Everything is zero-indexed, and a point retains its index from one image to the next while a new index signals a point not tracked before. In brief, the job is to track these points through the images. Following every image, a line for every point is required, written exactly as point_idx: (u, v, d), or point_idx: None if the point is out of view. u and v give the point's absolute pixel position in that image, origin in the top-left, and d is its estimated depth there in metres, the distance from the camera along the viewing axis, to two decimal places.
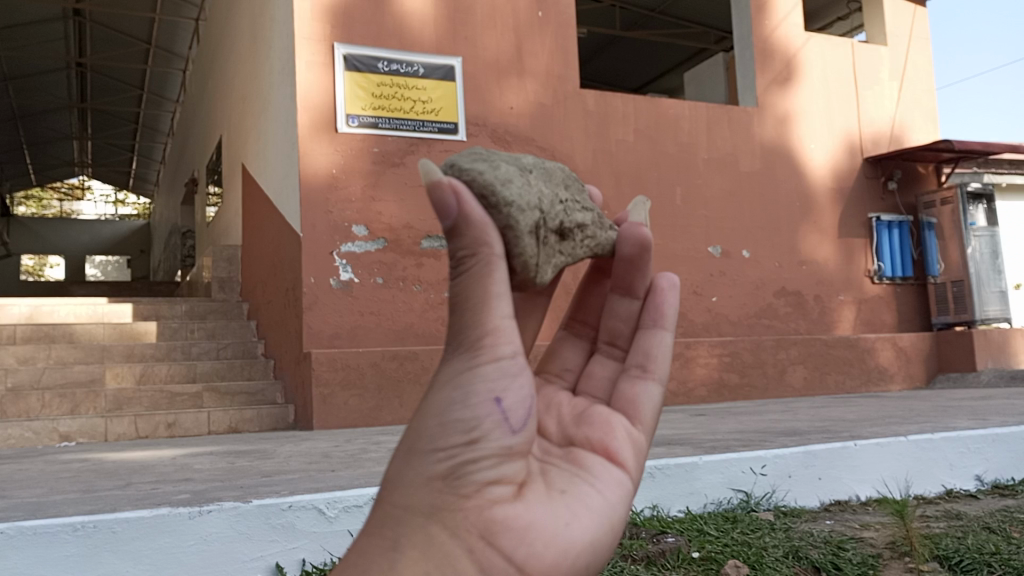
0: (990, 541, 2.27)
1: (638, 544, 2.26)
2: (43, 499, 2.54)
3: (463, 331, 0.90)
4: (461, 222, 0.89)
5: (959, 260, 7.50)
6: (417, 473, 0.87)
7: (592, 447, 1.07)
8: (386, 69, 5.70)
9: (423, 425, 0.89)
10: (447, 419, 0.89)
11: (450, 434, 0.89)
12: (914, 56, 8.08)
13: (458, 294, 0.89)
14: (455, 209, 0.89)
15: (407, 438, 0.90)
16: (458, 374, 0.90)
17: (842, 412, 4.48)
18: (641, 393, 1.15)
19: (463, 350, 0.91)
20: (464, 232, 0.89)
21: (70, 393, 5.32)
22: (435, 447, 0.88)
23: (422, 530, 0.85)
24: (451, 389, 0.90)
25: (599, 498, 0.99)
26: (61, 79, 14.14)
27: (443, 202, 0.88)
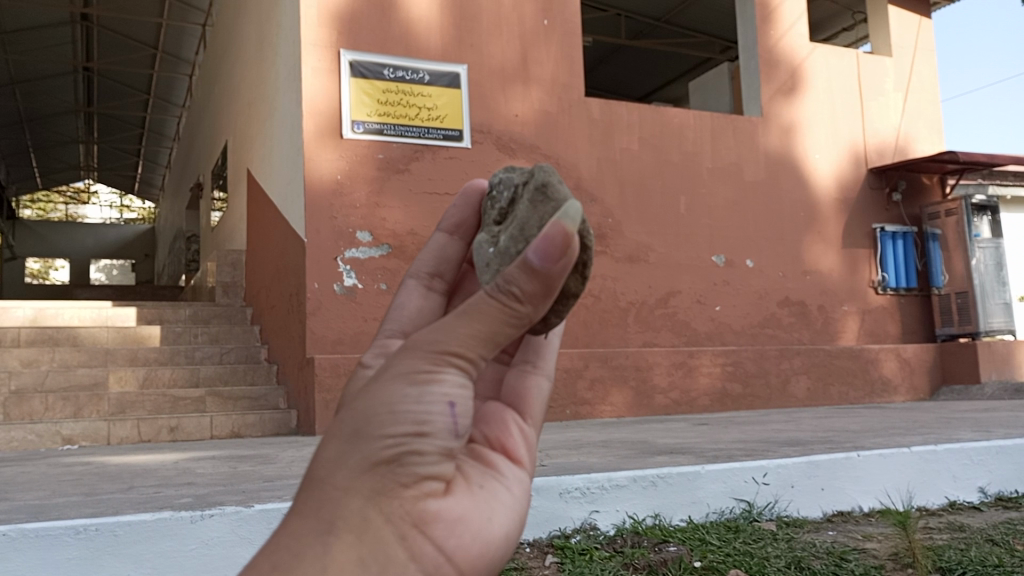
0: (993, 553, 2.26)
1: (640, 553, 2.28)
2: (46, 501, 2.55)
3: (451, 344, 0.81)
4: (543, 270, 0.81)
5: (963, 272, 7.51)
6: (361, 457, 0.80)
7: (490, 444, 0.96)
8: (392, 75, 5.72)
9: (369, 408, 0.80)
10: (399, 409, 0.80)
11: (398, 422, 0.80)
12: (919, 67, 8.09)
13: (474, 313, 0.81)
14: (546, 264, 0.80)
15: (352, 418, 0.81)
16: (422, 372, 0.81)
17: (846, 423, 4.47)
18: (532, 387, 1.05)
19: (432, 349, 0.82)
20: (531, 281, 0.81)
21: (73, 397, 5.32)
22: (383, 436, 0.80)
23: (360, 516, 0.78)
24: (407, 383, 0.81)
25: (514, 495, 0.93)
26: (68, 83, 14.21)
27: (549, 251, 0.80)
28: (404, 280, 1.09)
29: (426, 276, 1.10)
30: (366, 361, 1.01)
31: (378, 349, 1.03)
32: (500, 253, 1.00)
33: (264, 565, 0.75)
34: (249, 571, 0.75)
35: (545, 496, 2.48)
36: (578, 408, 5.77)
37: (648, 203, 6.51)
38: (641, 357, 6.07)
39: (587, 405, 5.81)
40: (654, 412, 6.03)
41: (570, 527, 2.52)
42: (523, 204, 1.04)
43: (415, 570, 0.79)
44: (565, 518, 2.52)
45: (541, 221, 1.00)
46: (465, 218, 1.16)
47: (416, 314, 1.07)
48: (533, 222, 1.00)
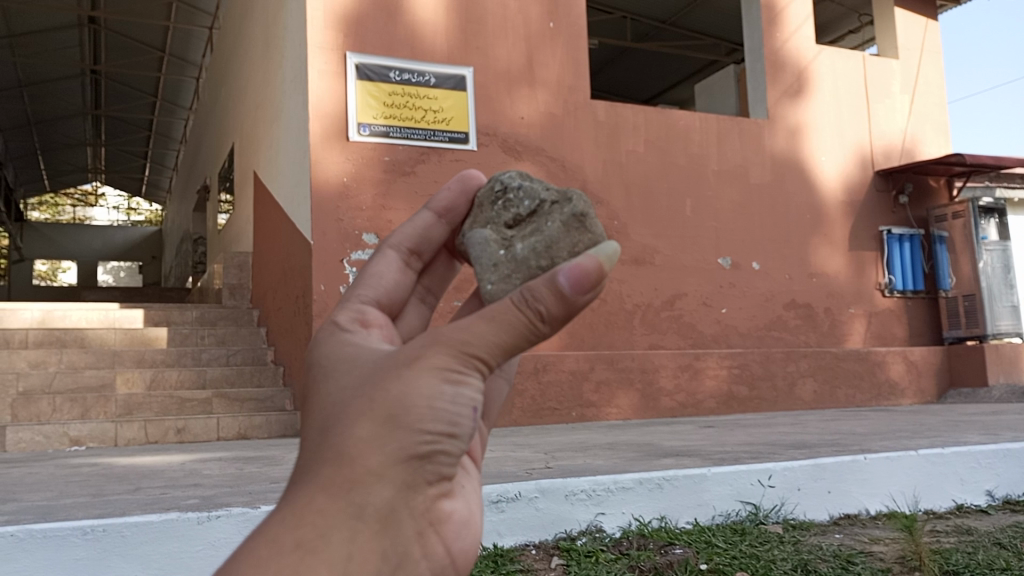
0: (1000, 557, 2.25)
1: (645, 555, 2.28)
2: (54, 502, 2.55)
3: (483, 348, 0.79)
4: (570, 298, 0.80)
5: (971, 275, 7.49)
6: (397, 449, 0.77)
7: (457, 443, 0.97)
8: (398, 78, 5.73)
9: (407, 400, 0.77)
10: (435, 406, 0.77)
11: (435, 421, 0.78)
12: (926, 70, 8.07)
13: (501, 321, 0.79)
14: (582, 295, 0.80)
15: (386, 404, 0.77)
16: (457, 372, 0.78)
17: (854, 426, 4.45)
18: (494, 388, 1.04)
19: (465, 351, 0.78)
20: (555, 308, 0.79)
21: (81, 398, 5.34)
22: (418, 432, 0.78)
23: (390, 507, 0.78)
24: (443, 380, 0.78)
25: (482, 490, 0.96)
26: (75, 86, 14.27)
27: (586, 284, 0.80)
28: (384, 251, 1.05)
29: (406, 252, 1.06)
30: (345, 326, 0.94)
31: (355, 313, 0.97)
32: (515, 262, 1.02)
33: (289, 542, 0.74)
34: (274, 544, 0.74)
35: (550, 497, 2.48)
36: (584, 410, 5.77)
37: (654, 206, 6.51)
38: (647, 360, 6.07)
39: (593, 408, 5.81)
40: (660, 414, 6.03)
41: (576, 529, 2.52)
42: (552, 222, 1.07)
43: (425, 565, 0.82)
44: (571, 520, 2.52)
45: (570, 249, 1.04)
46: (453, 203, 1.11)
47: (391, 285, 1.03)
48: (563, 250, 1.03)
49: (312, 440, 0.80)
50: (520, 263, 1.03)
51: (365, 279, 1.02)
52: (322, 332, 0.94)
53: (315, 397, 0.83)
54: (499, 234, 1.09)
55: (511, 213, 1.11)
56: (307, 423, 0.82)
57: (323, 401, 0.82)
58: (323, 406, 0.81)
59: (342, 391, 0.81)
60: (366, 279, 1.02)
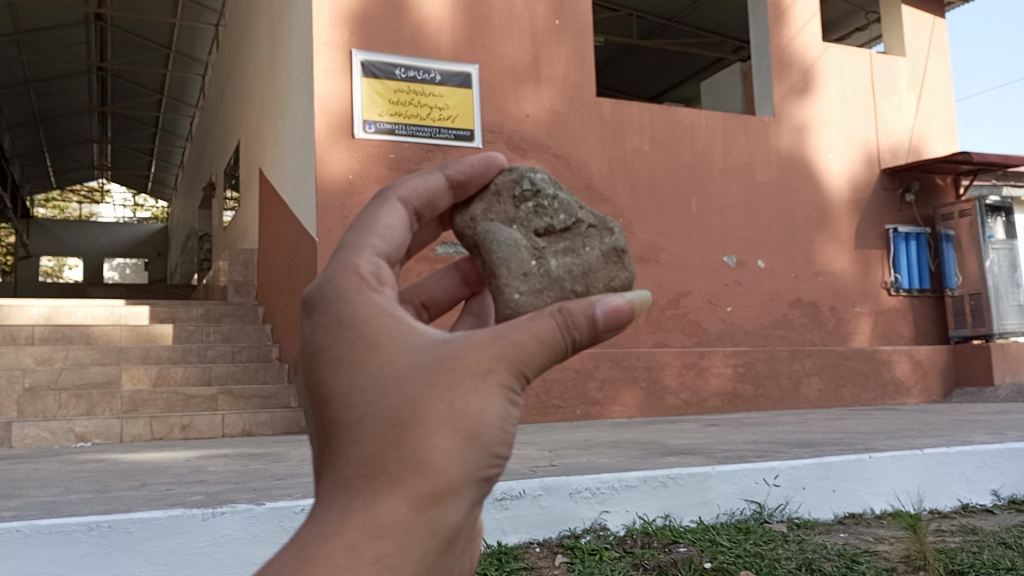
0: (1005, 556, 2.25)
1: (650, 553, 2.28)
2: (59, 498, 2.56)
3: (538, 369, 0.80)
4: (599, 330, 0.85)
5: (977, 273, 7.47)
6: (471, 471, 0.76)
7: None
8: (404, 75, 5.73)
9: (480, 415, 0.76)
10: (500, 426, 0.78)
11: (498, 442, 0.78)
12: (933, 68, 8.04)
13: (551, 342, 0.81)
14: (609, 333, 0.87)
15: (463, 419, 0.76)
16: (518, 390, 0.79)
17: (858, 425, 4.44)
18: None
19: (527, 371, 0.80)
20: (592, 338, 0.84)
21: (86, 394, 5.36)
22: (490, 452, 0.78)
23: (458, 527, 0.76)
24: (509, 400, 0.78)
25: None
26: (82, 82, 14.31)
27: (618, 320, 0.87)
28: (392, 203, 0.94)
29: (410, 210, 0.97)
30: (371, 284, 0.84)
31: (373, 266, 0.86)
32: (550, 282, 1.14)
33: (370, 554, 0.71)
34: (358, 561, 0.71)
35: (552, 495, 2.49)
36: (589, 408, 5.77)
37: (659, 203, 6.50)
38: (651, 358, 6.06)
39: (597, 405, 5.81)
40: (665, 412, 6.02)
41: (579, 527, 2.52)
42: (593, 249, 1.20)
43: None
44: (575, 519, 2.52)
45: (608, 280, 1.18)
46: (466, 177, 1.11)
47: (396, 235, 0.91)
48: (602, 278, 1.18)
49: (376, 433, 0.75)
50: (553, 277, 1.15)
51: (377, 229, 0.90)
52: (343, 284, 0.83)
53: (367, 376, 0.77)
54: (531, 241, 1.19)
55: (545, 222, 1.21)
56: (365, 407, 0.76)
57: (382, 385, 0.77)
58: (384, 395, 0.76)
59: (404, 379, 0.77)
60: (377, 228, 0.90)
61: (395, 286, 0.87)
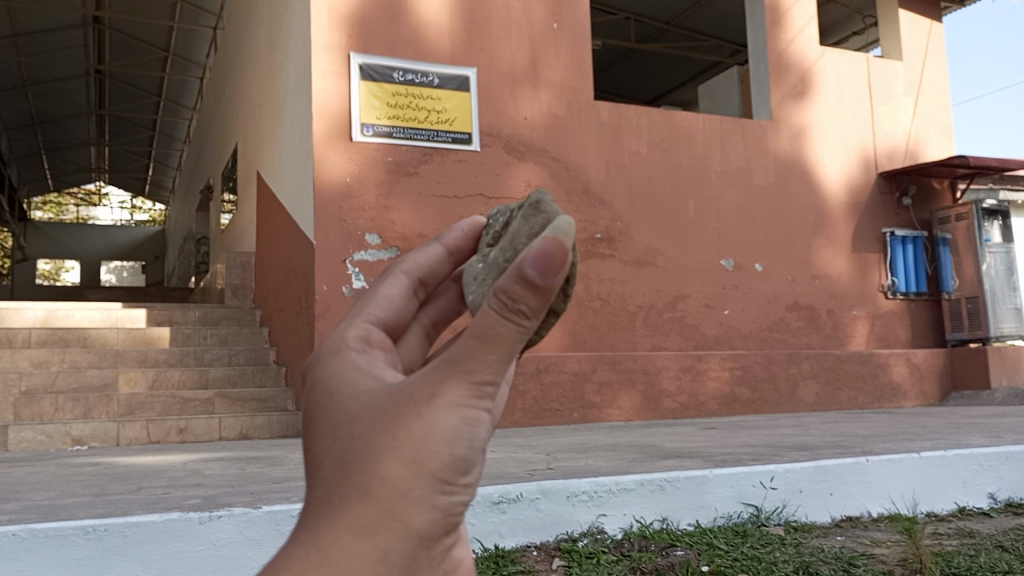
0: (1002, 559, 2.25)
1: (647, 556, 2.27)
2: (56, 501, 2.56)
3: (492, 376, 0.70)
4: (543, 286, 0.67)
5: (974, 277, 7.48)
6: (419, 501, 0.70)
7: None
8: (401, 78, 5.74)
9: (424, 442, 0.70)
10: (452, 449, 0.71)
11: (449, 469, 0.71)
12: (929, 71, 8.06)
13: (497, 339, 0.69)
14: (547, 280, 0.67)
15: (405, 447, 0.70)
16: (477, 405, 0.71)
17: (854, 428, 4.44)
18: None
19: (472, 377, 0.70)
20: (534, 300, 0.68)
21: (83, 398, 5.34)
22: (441, 481, 0.71)
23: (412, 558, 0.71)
24: (465, 419, 0.70)
25: None
26: (79, 86, 14.30)
27: (550, 258, 0.66)
28: (397, 275, 0.90)
29: (417, 281, 0.91)
30: (352, 345, 0.82)
31: (363, 331, 0.84)
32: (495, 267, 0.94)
33: None
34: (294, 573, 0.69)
35: (551, 499, 2.48)
36: (586, 411, 5.77)
37: (657, 206, 6.51)
38: (649, 361, 6.06)
39: (595, 409, 5.80)
40: (662, 415, 6.02)
41: (577, 530, 2.52)
42: None
43: None
44: (573, 522, 2.52)
45: None
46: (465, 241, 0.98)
47: (394, 307, 0.88)
48: (521, 240, 0.84)
49: (328, 475, 0.72)
50: None
51: (371, 301, 0.88)
52: (324, 349, 0.82)
53: (325, 423, 0.75)
54: None
55: None
56: (321, 454, 0.74)
57: (336, 429, 0.74)
58: (338, 438, 0.73)
59: (355, 421, 0.73)
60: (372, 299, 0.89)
61: (387, 347, 0.84)
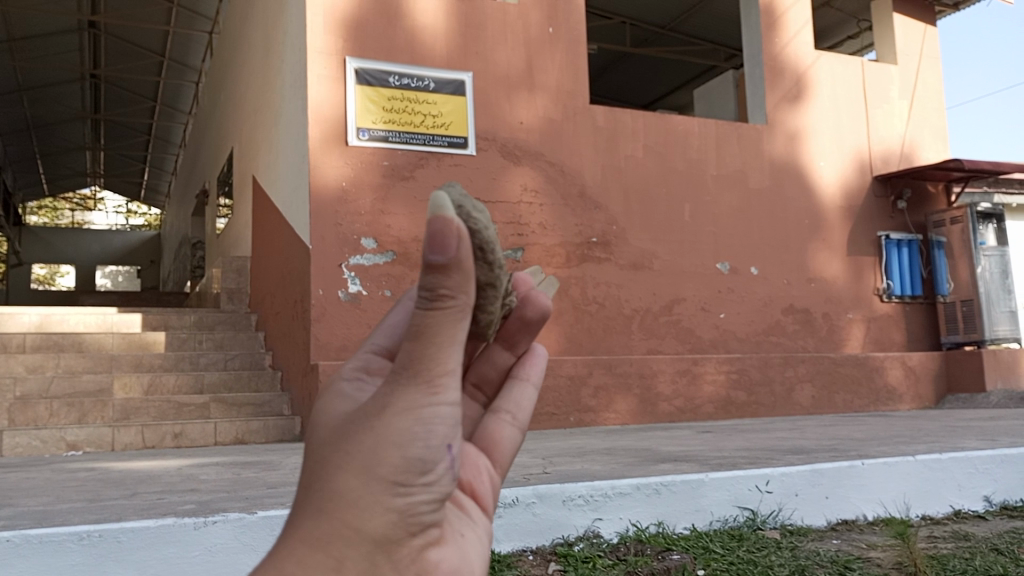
0: (998, 562, 2.25)
1: (643, 560, 2.27)
2: (49, 507, 2.55)
3: (436, 371, 0.72)
4: (454, 260, 0.69)
5: (969, 280, 7.49)
6: (373, 504, 0.72)
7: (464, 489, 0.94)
8: (398, 83, 5.74)
9: (375, 449, 0.72)
10: (407, 451, 0.72)
11: (407, 470, 0.73)
12: (924, 75, 8.08)
13: (428, 336, 0.71)
14: (454, 250, 0.68)
15: (357, 457, 0.72)
16: (427, 407, 0.72)
17: (849, 431, 4.44)
18: (504, 436, 1.01)
19: (421, 377, 0.72)
20: (453, 275, 0.69)
21: (78, 403, 5.33)
22: (395, 483, 0.73)
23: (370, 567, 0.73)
24: (417, 420, 0.72)
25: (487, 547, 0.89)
26: (74, 90, 14.28)
27: (443, 240, 0.67)
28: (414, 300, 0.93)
29: None
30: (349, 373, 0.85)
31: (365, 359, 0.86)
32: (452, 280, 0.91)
33: None
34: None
35: (547, 504, 2.48)
36: (582, 415, 5.76)
37: (652, 209, 6.52)
38: (645, 365, 6.06)
39: (591, 412, 5.79)
40: (658, 419, 6.02)
41: (573, 534, 2.52)
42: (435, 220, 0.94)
43: None
44: (568, 526, 2.52)
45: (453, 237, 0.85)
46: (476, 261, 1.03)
47: None
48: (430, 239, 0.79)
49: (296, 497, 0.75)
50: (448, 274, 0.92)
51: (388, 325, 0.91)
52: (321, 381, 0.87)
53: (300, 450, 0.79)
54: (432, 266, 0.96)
55: None
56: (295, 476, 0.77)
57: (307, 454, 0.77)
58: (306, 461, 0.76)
59: (322, 444, 0.76)
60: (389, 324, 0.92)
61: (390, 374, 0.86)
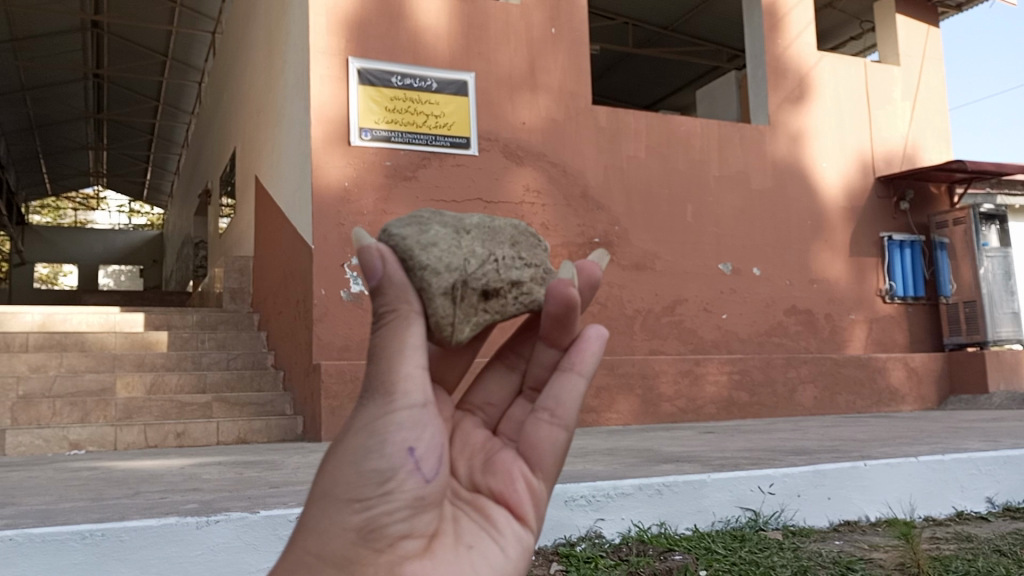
0: (1000, 564, 2.25)
1: (645, 561, 2.27)
2: (53, 506, 2.55)
3: (387, 387, 0.96)
4: (383, 281, 1.00)
5: (972, 281, 7.49)
6: (334, 521, 0.93)
7: (495, 497, 1.10)
8: (400, 83, 5.74)
9: (338, 471, 0.94)
10: (363, 467, 0.94)
11: (365, 483, 0.94)
12: (927, 75, 8.07)
13: (380, 354, 0.97)
14: (380, 271, 1.00)
15: (323, 483, 0.94)
16: (382, 422, 0.95)
17: (853, 433, 4.42)
18: (545, 437, 1.14)
19: (377, 397, 0.97)
20: (386, 291, 1.00)
21: (80, 402, 5.34)
22: (355, 499, 0.93)
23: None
24: (373, 436, 0.95)
25: (498, 553, 1.06)
26: (78, 90, 14.28)
27: (370, 264, 1.00)
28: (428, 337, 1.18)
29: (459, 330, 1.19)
30: None
31: None
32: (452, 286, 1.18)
33: None
34: None
35: (550, 503, 2.48)
36: (584, 415, 5.76)
37: (654, 210, 6.52)
38: (647, 365, 6.06)
39: (593, 413, 5.79)
40: (660, 419, 6.02)
41: (575, 534, 2.51)
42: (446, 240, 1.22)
43: None
44: (571, 526, 2.51)
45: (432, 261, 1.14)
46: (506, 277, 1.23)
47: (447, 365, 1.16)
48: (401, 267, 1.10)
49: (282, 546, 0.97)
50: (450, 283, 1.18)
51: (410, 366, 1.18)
52: None
53: None
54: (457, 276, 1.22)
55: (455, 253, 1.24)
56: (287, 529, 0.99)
57: None
58: None
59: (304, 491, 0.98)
60: None
61: None
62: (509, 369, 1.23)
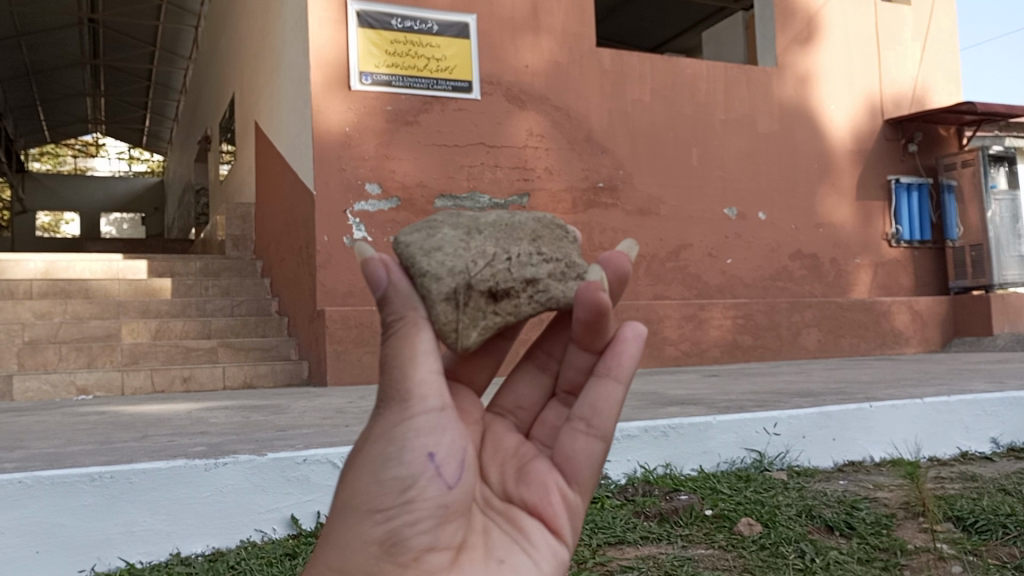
0: (1005, 502, 2.25)
1: (650, 501, 2.29)
2: (61, 449, 2.56)
3: (400, 395, 1.05)
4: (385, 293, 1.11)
5: (978, 224, 7.47)
6: (357, 534, 1.00)
7: (530, 508, 1.17)
8: (400, 26, 5.62)
9: (360, 483, 1.02)
10: (383, 477, 1.02)
11: (385, 493, 1.02)
12: (938, 15, 7.90)
13: (394, 367, 1.06)
14: (384, 282, 1.10)
15: (347, 496, 1.02)
16: (400, 430, 1.04)
17: (859, 375, 4.43)
18: (580, 448, 1.20)
19: (394, 406, 1.05)
20: (392, 300, 1.10)
21: (86, 347, 5.36)
22: (378, 511, 1.01)
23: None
24: (391, 445, 1.03)
25: (530, 567, 1.11)
26: (72, 35, 14.04)
27: (375, 275, 1.10)
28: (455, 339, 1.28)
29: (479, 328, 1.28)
30: None
31: None
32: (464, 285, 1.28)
33: None
34: None
35: None
36: None
37: (659, 154, 6.44)
38: (651, 310, 6.07)
39: None
40: (664, 363, 6.04)
41: None
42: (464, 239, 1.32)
43: None
44: None
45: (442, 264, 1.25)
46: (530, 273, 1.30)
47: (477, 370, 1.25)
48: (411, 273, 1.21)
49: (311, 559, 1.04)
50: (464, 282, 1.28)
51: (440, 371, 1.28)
52: None
53: None
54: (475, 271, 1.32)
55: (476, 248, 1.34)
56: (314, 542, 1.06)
57: None
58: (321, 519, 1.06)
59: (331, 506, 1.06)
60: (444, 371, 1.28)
61: None
62: (541, 370, 1.32)
